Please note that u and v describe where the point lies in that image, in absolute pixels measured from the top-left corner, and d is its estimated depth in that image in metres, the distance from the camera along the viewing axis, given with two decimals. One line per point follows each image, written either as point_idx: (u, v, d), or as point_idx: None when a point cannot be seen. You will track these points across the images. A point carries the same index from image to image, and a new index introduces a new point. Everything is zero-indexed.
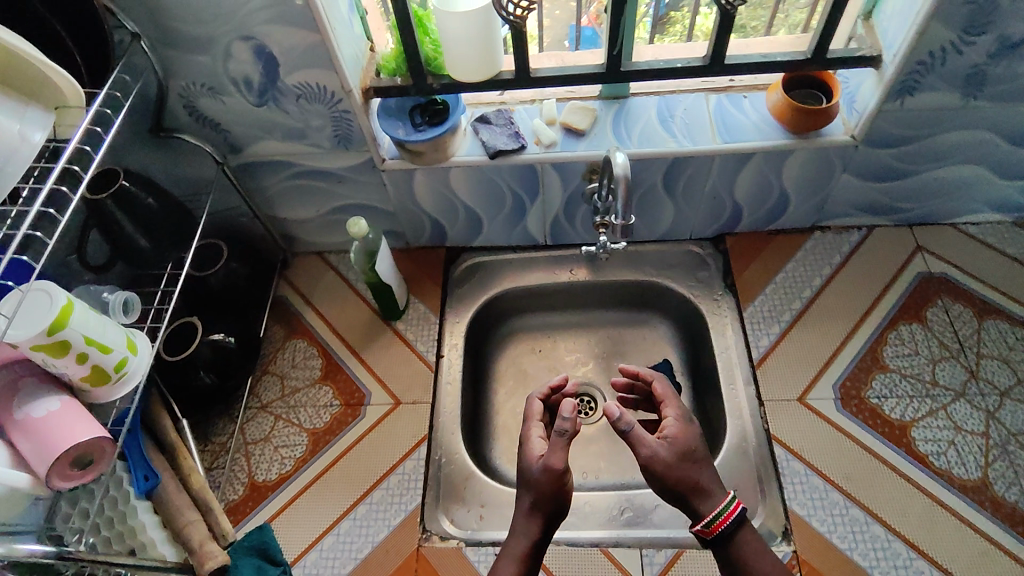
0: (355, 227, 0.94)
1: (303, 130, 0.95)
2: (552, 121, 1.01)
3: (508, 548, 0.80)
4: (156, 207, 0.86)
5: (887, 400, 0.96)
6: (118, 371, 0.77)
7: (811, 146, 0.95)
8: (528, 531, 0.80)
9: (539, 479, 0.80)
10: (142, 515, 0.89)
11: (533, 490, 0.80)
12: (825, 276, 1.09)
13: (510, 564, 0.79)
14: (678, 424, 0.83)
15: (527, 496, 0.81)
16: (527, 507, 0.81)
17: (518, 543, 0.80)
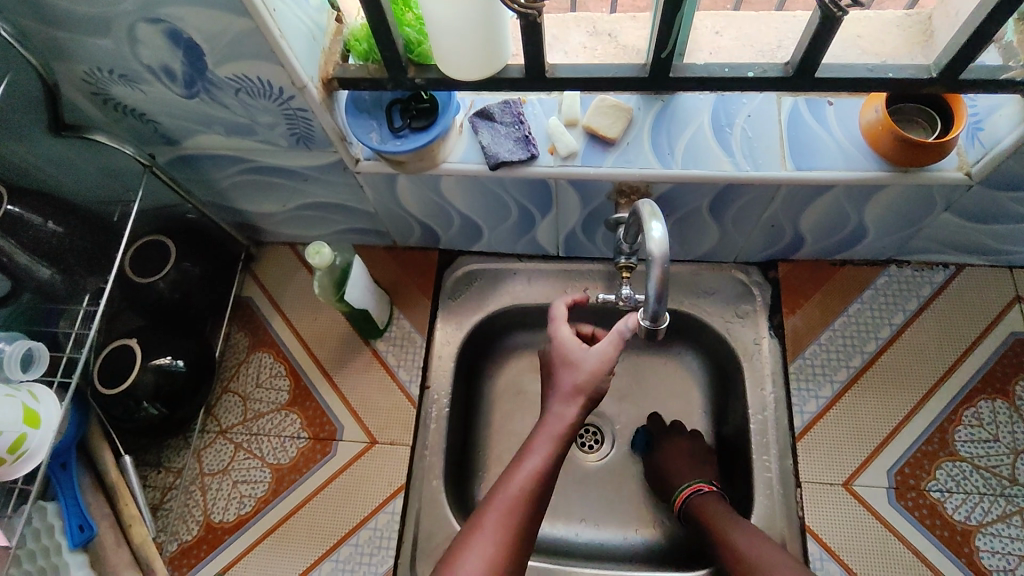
0: (315, 255, 0.77)
1: (251, 127, 0.74)
2: (573, 122, 0.79)
3: (547, 422, 0.72)
4: (56, 232, 0.76)
5: (952, 497, 0.81)
6: (13, 452, 0.62)
7: (911, 182, 0.72)
8: (568, 415, 0.72)
9: (586, 359, 0.74)
10: (76, 572, 0.78)
11: (576, 372, 0.74)
12: (895, 326, 0.90)
13: (548, 443, 0.71)
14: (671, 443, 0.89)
15: (571, 377, 0.74)
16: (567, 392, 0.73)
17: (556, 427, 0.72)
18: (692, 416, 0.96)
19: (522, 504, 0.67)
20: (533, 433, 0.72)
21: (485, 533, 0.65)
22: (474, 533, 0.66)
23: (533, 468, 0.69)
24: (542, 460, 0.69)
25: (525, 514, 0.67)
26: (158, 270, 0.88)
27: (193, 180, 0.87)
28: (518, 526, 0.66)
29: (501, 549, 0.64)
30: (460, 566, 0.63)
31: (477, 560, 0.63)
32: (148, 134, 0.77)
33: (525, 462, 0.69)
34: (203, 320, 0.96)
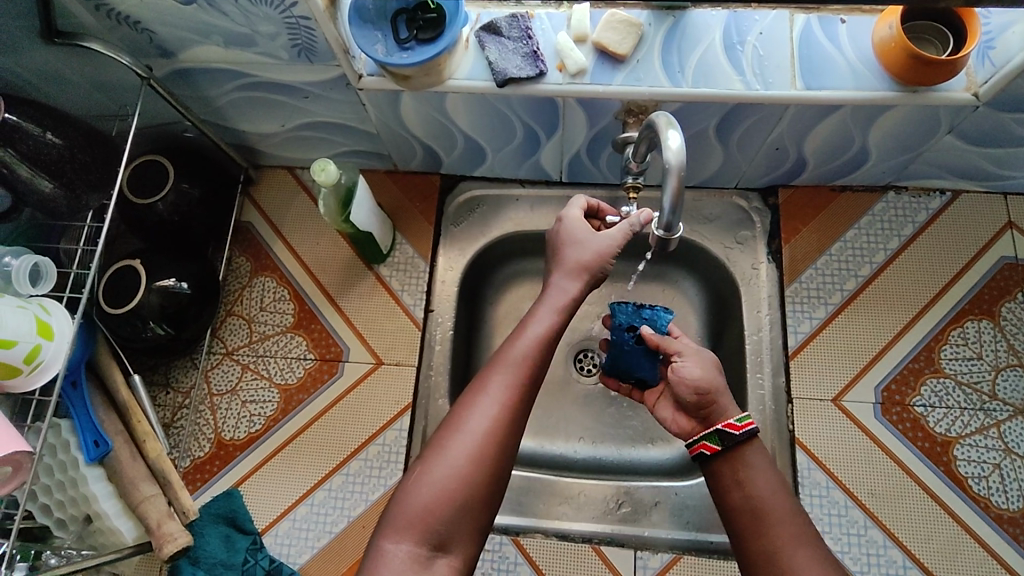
0: (320, 172, 0.77)
1: (251, 37, 0.72)
2: (582, 38, 0.77)
3: (552, 292, 0.72)
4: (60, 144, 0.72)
5: (935, 411, 0.85)
6: (30, 363, 0.63)
7: (918, 102, 0.73)
8: (570, 287, 0.72)
9: (590, 239, 0.74)
10: (94, 484, 0.79)
11: (581, 252, 0.73)
12: (890, 250, 0.92)
13: (550, 311, 0.70)
14: (697, 365, 0.72)
15: (574, 255, 0.74)
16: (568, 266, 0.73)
17: (557, 297, 0.71)
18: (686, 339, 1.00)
19: (527, 368, 0.66)
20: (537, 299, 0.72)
21: (491, 392, 0.64)
22: (478, 396, 0.64)
23: (537, 336, 0.68)
24: (546, 329, 0.69)
25: (530, 376, 0.66)
26: (158, 189, 0.87)
27: (190, 96, 0.85)
28: (521, 389, 0.65)
29: (507, 409, 0.64)
30: (466, 428, 0.63)
31: (483, 421, 0.63)
32: (143, 46, 0.74)
33: (529, 328, 0.68)
34: (205, 243, 0.96)
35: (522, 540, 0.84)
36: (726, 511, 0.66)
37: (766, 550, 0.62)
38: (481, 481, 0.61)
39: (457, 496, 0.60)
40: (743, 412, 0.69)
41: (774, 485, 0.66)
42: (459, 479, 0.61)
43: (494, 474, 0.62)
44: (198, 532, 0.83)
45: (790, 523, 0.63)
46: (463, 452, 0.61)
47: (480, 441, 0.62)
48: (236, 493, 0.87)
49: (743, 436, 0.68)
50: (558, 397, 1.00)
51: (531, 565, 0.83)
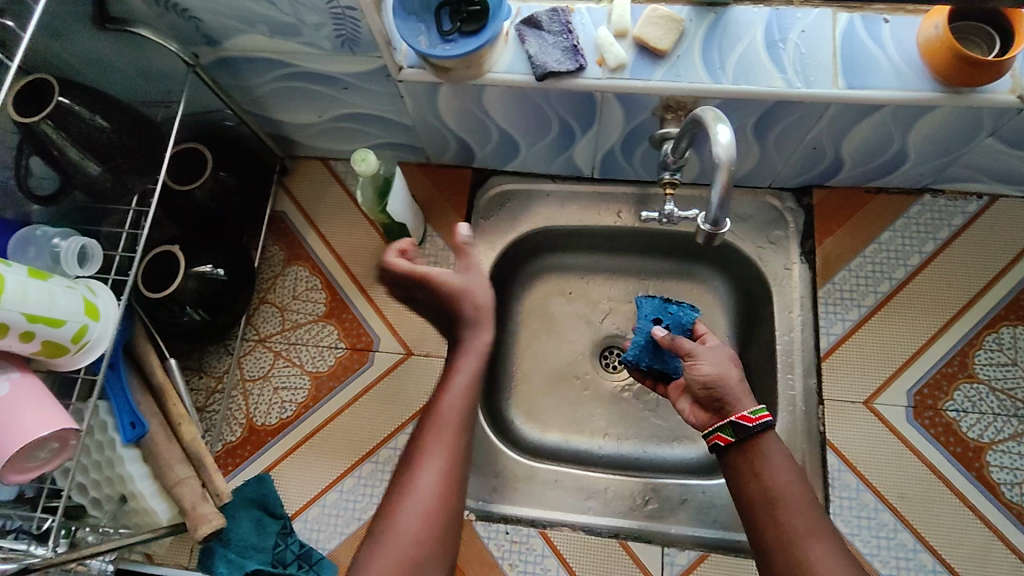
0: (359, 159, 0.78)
1: (296, 27, 0.73)
2: (622, 33, 0.77)
3: (472, 340, 0.68)
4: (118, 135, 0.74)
5: (967, 416, 0.84)
6: (76, 342, 0.64)
7: (961, 103, 0.72)
8: (483, 332, 0.68)
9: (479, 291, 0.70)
10: (130, 465, 0.79)
11: None
12: (924, 253, 0.91)
13: (473, 359, 0.67)
14: (712, 361, 0.74)
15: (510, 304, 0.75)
16: (480, 317, 0.69)
17: (477, 347, 0.68)
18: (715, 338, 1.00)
19: (457, 421, 0.63)
20: (456, 353, 0.68)
21: (427, 457, 0.61)
22: (419, 463, 0.61)
23: (460, 389, 0.65)
24: (471, 376, 0.66)
25: (462, 430, 0.63)
26: (197, 176, 0.88)
27: (231, 85, 0.86)
28: (456, 445, 0.62)
29: (446, 470, 0.61)
30: (412, 494, 0.60)
31: (427, 493, 0.60)
32: (189, 33, 0.75)
33: (448, 385, 0.65)
34: (241, 231, 0.97)
35: (549, 533, 0.85)
36: (740, 497, 0.67)
37: (780, 535, 0.63)
38: (434, 554, 0.58)
39: (411, 571, 0.57)
40: (757, 404, 0.69)
41: (789, 473, 0.66)
42: (409, 550, 0.57)
43: (445, 541, 0.59)
44: (231, 515, 0.85)
45: (805, 510, 0.63)
46: (412, 528, 0.58)
47: (427, 512, 0.59)
48: (267, 478, 0.88)
49: (756, 428, 0.68)
50: (584, 393, 1.00)
51: (557, 557, 0.84)
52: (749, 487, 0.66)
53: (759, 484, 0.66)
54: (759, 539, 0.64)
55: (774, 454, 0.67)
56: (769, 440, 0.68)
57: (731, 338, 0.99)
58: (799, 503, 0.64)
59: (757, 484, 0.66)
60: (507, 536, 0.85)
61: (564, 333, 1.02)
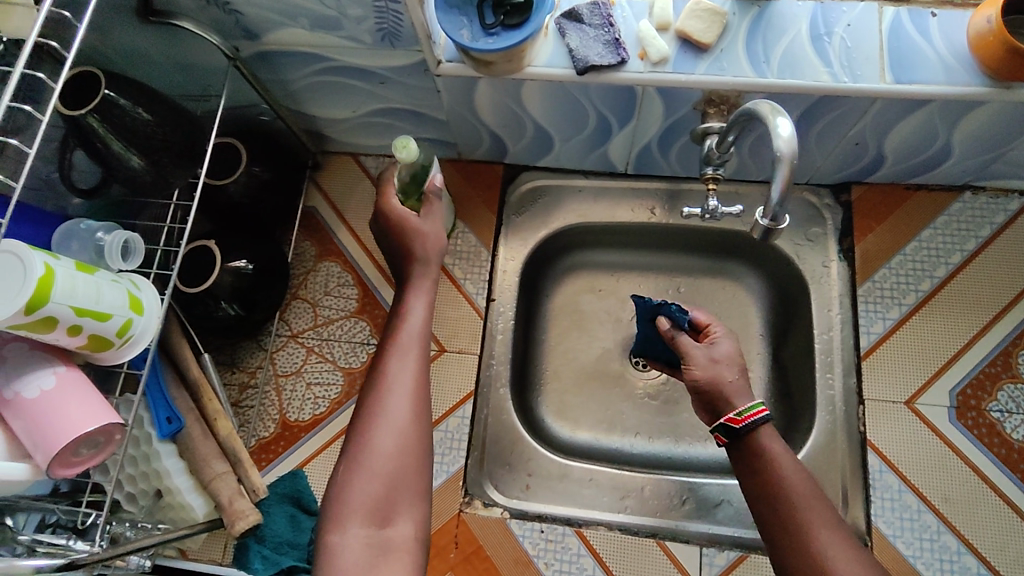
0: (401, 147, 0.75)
1: (337, 20, 0.72)
2: (664, 27, 0.77)
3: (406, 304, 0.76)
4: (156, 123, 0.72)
5: (1011, 417, 0.83)
6: (121, 336, 0.63)
7: (1011, 98, 0.71)
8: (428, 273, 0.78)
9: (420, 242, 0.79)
10: (167, 459, 0.79)
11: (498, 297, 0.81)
12: (966, 251, 0.90)
13: (423, 294, 0.77)
14: (705, 360, 0.74)
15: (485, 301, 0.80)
16: (427, 259, 0.79)
17: (421, 285, 0.78)
18: (749, 337, 0.98)
19: (419, 347, 0.72)
20: (405, 291, 0.77)
21: (399, 381, 0.69)
22: (384, 381, 0.69)
23: (418, 322, 0.74)
24: (425, 307, 0.76)
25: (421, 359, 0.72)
26: (232, 170, 0.87)
27: (267, 79, 0.85)
28: (421, 357, 0.72)
29: (418, 386, 0.70)
30: (387, 413, 0.67)
31: (397, 404, 0.68)
32: (229, 27, 0.75)
33: (409, 318, 0.74)
34: (273, 226, 0.97)
35: (585, 531, 0.84)
36: (749, 497, 0.67)
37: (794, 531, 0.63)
38: (411, 451, 0.66)
39: (392, 476, 0.65)
40: (748, 403, 0.69)
41: (794, 467, 0.66)
42: (390, 459, 0.66)
43: (416, 450, 0.67)
44: (265, 511, 0.83)
45: (812, 501, 0.64)
46: (386, 435, 0.66)
47: (395, 422, 0.67)
48: (301, 474, 0.88)
49: (744, 429, 0.68)
50: (616, 391, 0.99)
51: (594, 556, 0.83)
52: (759, 492, 0.66)
53: (769, 490, 0.65)
54: (775, 545, 0.64)
55: (773, 450, 0.67)
56: (765, 436, 0.68)
57: (766, 337, 0.98)
58: (807, 502, 0.64)
59: (765, 489, 0.66)
60: (542, 535, 0.84)
61: (596, 331, 1.01)
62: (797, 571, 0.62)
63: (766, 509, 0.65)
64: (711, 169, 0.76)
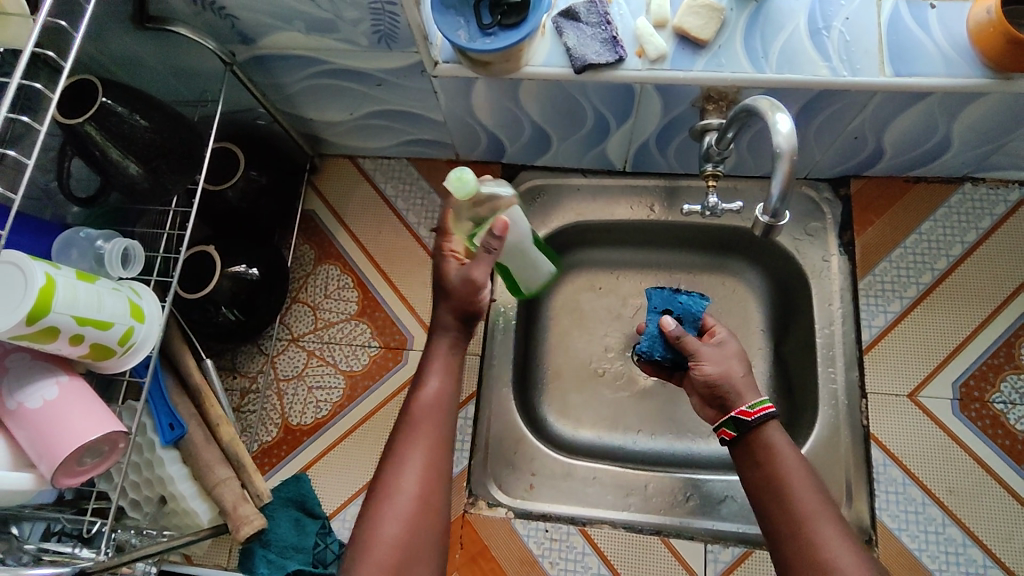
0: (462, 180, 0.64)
1: (333, 23, 0.72)
2: (661, 24, 0.76)
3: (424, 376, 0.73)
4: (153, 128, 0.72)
5: (1015, 408, 0.83)
6: (123, 345, 0.63)
7: (1011, 90, 0.71)
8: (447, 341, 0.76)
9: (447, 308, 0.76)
10: (170, 466, 0.79)
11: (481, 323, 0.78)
12: (967, 243, 0.90)
13: (442, 366, 0.74)
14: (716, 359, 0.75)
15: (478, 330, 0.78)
16: (448, 329, 0.76)
17: (438, 353, 0.75)
18: (750, 332, 0.98)
19: (433, 421, 0.71)
20: (426, 359, 0.75)
21: (406, 458, 0.68)
22: (398, 459, 0.68)
23: (433, 394, 0.72)
24: (443, 381, 0.73)
25: (436, 432, 0.70)
26: (230, 175, 0.87)
27: (263, 83, 0.85)
28: (436, 435, 0.70)
29: (427, 462, 0.68)
30: (395, 492, 0.66)
31: (409, 484, 0.66)
32: (225, 32, 0.75)
33: (423, 389, 0.72)
34: (272, 230, 0.97)
35: (589, 530, 0.84)
36: (748, 487, 0.68)
37: (792, 520, 0.64)
38: (421, 532, 0.65)
39: (397, 563, 0.63)
40: (758, 398, 0.70)
41: (794, 460, 0.67)
42: (396, 545, 0.63)
43: (426, 533, 0.65)
44: (269, 515, 0.84)
45: (811, 492, 0.65)
46: (396, 518, 0.64)
47: (407, 502, 0.65)
48: (305, 478, 0.88)
49: (756, 422, 0.69)
50: (618, 389, 0.99)
51: (599, 554, 0.83)
52: (761, 486, 0.67)
53: (769, 480, 0.66)
54: (775, 537, 0.65)
55: (775, 443, 0.68)
56: (771, 430, 0.69)
57: (767, 333, 0.98)
58: (807, 494, 0.64)
59: (766, 481, 0.66)
60: (546, 534, 0.84)
61: (597, 329, 1.01)
62: (796, 559, 0.62)
63: (765, 500, 0.66)
64: (711, 166, 0.75)
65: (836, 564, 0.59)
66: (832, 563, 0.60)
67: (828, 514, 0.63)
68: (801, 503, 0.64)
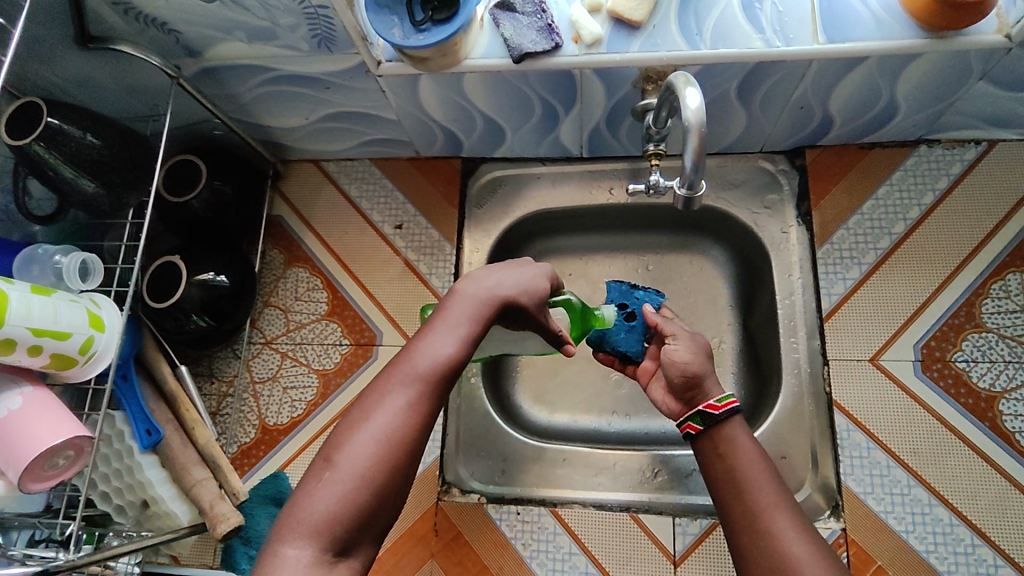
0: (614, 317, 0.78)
1: (272, 31, 0.73)
2: (596, 8, 0.77)
3: (450, 313, 0.56)
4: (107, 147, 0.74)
5: (977, 366, 0.83)
6: (84, 353, 0.66)
7: (946, 49, 0.71)
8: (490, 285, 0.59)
9: (504, 274, 0.61)
10: (149, 470, 0.82)
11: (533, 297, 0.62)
12: (923, 206, 0.90)
13: (472, 305, 0.57)
14: (689, 349, 0.73)
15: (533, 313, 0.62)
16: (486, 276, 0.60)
17: (478, 290, 0.58)
18: (717, 308, 0.99)
19: (447, 369, 0.54)
20: (455, 295, 0.58)
21: (396, 393, 0.52)
22: (392, 391, 0.52)
23: (459, 340, 0.55)
24: (470, 328, 0.56)
25: (436, 393, 0.53)
26: (192, 187, 0.90)
27: (217, 93, 0.87)
28: (443, 388, 0.54)
29: (420, 415, 0.52)
30: (376, 424, 0.51)
31: (394, 419, 0.51)
32: (170, 46, 0.77)
33: (447, 330, 0.55)
34: (241, 237, 0.99)
35: (559, 511, 0.85)
36: (710, 486, 0.65)
37: (747, 516, 0.60)
38: (396, 480, 0.49)
39: (362, 505, 0.48)
40: (723, 393, 0.69)
41: (754, 456, 0.64)
42: (366, 480, 0.48)
43: (400, 484, 0.50)
44: (249, 513, 0.87)
45: (771, 487, 0.62)
46: (370, 455, 0.49)
47: (391, 442, 0.50)
48: (282, 475, 0.90)
49: (723, 415, 0.67)
50: (589, 372, 1.00)
51: (570, 534, 0.84)
52: (720, 481, 0.64)
53: (729, 477, 0.64)
54: (731, 535, 0.61)
55: (736, 440, 0.66)
56: (735, 425, 0.67)
57: (734, 308, 0.99)
58: (765, 487, 0.62)
59: (727, 478, 0.64)
60: (518, 517, 0.86)
61: None
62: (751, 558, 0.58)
63: (723, 495, 0.63)
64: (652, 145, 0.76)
65: (789, 561, 0.55)
66: (789, 557, 0.56)
67: (786, 507, 0.60)
68: (759, 500, 0.60)
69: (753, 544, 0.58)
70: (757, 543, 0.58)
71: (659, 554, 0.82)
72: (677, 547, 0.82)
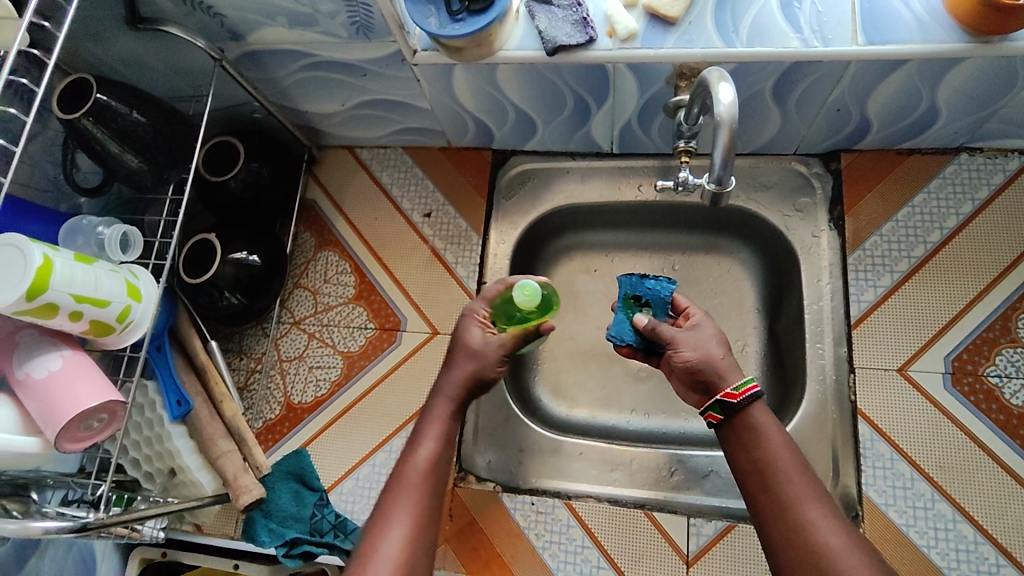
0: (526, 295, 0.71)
1: (313, 17, 0.75)
2: (632, 4, 0.78)
3: (417, 438, 0.67)
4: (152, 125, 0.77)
5: (1010, 382, 0.81)
6: (121, 322, 0.69)
7: (991, 53, 0.69)
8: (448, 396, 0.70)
9: (453, 377, 0.72)
10: (177, 439, 0.84)
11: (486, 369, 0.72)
12: (962, 215, 0.87)
13: (436, 427, 0.68)
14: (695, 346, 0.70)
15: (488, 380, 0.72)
16: (443, 389, 0.71)
17: (441, 413, 0.69)
18: (743, 310, 0.98)
19: (426, 485, 0.63)
20: (423, 422, 0.69)
21: (395, 525, 0.59)
22: (388, 522, 0.60)
23: (428, 455, 0.65)
24: (436, 445, 0.66)
25: (431, 491, 0.63)
26: (230, 167, 0.92)
27: (258, 78, 0.90)
28: (427, 501, 0.62)
29: (416, 535, 0.59)
30: (377, 554, 0.57)
31: (394, 546, 0.58)
32: (215, 30, 0.80)
33: (416, 452, 0.65)
34: (275, 218, 1.01)
35: (573, 504, 0.86)
36: (738, 474, 0.65)
37: (778, 507, 0.60)
38: None
39: None
40: (741, 379, 0.67)
41: (781, 443, 0.63)
42: None
43: None
44: (271, 486, 0.89)
45: (802, 476, 0.61)
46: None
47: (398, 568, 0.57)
48: (304, 452, 0.92)
49: (743, 403, 0.65)
50: (609, 369, 1.00)
51: (583, 528, 0.85)
52: (748, 469, 0.63)
53: (756, 465, 0.63)
54: (765, 527, 0.61)
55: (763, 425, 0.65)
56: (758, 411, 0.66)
57: (760, 311, 0.98)
58: (795, 476, 0.61)
59: (755, 467, 0.63)
60: (532, 507, 0.87)
61: (588, 310, 1.03)
62: (789, 550, 0.58)
63: (752, 486, 0.63)
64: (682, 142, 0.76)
65: (829, 552, 0.56)
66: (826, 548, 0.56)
67: (818, 497, 0.59)
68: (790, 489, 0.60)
69: (788, 538, 0.58)
70: (794, 537, 0.58)
71: (671, 554, 0.82)
72: (691, 548, 0.82)
